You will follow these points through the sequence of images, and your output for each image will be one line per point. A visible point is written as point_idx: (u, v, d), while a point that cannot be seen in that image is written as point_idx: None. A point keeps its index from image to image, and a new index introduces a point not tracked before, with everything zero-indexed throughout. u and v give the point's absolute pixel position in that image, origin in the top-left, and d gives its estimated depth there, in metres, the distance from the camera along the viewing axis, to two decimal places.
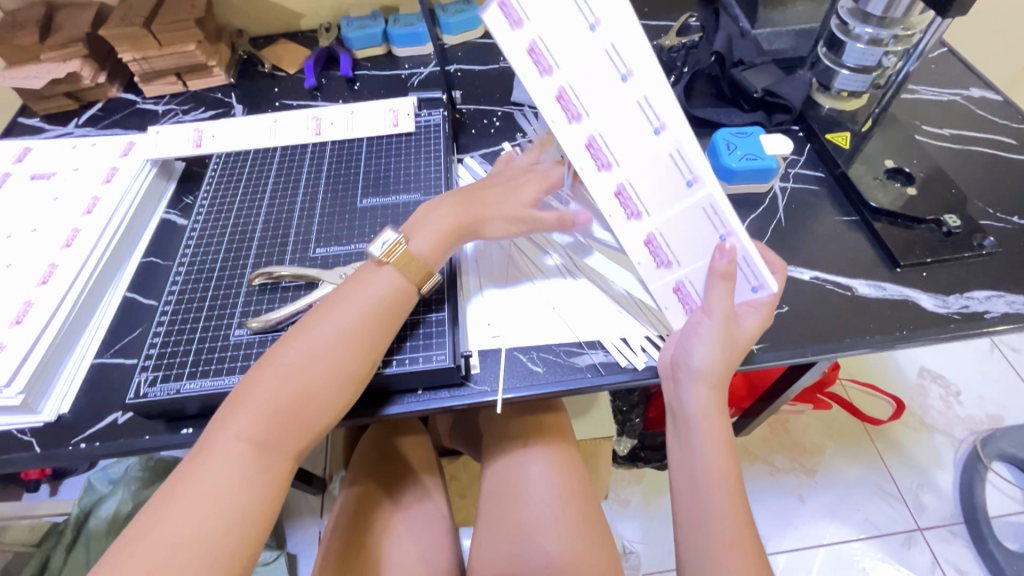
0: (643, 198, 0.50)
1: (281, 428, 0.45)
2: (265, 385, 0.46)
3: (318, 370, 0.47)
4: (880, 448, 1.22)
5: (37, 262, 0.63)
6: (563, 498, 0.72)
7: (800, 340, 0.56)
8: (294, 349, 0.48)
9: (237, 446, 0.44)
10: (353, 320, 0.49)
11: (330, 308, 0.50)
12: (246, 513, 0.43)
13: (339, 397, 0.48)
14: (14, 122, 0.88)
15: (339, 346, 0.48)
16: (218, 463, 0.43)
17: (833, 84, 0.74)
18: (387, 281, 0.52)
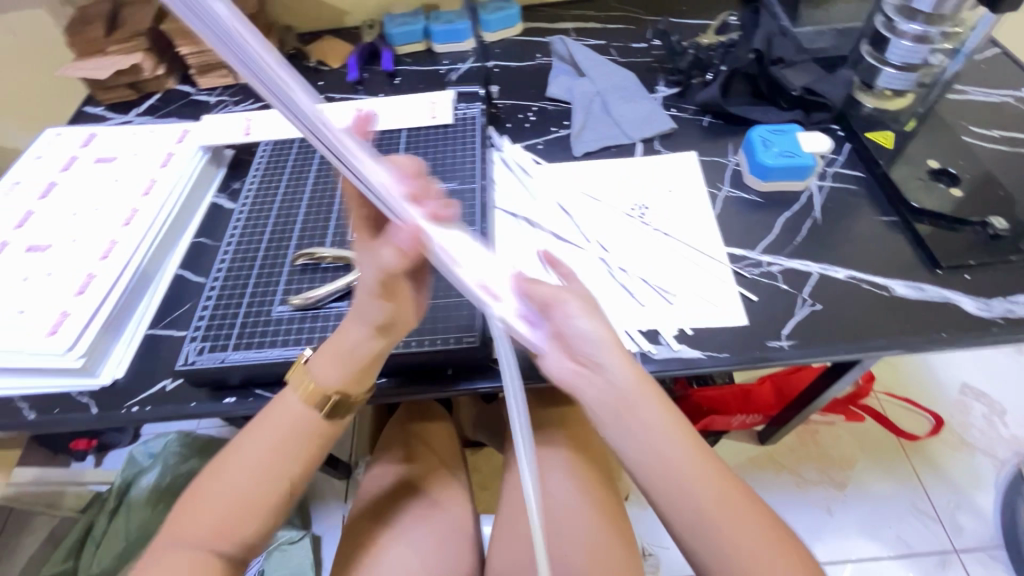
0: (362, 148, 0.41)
1: (233, 522, 0.48)
2: (188, 518, 0.49)
3: (237, 501, 0.49)
4: (915, 465, 1.18)
5: (99, 238, 0.68)
6: (583, 491, 0.72)
7: (833, 338, 0.56)
8: (214, 478, 0.50)
9: (193, 542, 0.47)
10: (264, 450, 0.50)
11: (243, 439, 0.51)
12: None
13: (259, 524, 0.49)
14: (80, 111, 0.94)
15: (259, 474, 0.50)
16: (179, 548, 0.47)
17: (876, 82, 0.73)
18: (297, 407, 0.52)
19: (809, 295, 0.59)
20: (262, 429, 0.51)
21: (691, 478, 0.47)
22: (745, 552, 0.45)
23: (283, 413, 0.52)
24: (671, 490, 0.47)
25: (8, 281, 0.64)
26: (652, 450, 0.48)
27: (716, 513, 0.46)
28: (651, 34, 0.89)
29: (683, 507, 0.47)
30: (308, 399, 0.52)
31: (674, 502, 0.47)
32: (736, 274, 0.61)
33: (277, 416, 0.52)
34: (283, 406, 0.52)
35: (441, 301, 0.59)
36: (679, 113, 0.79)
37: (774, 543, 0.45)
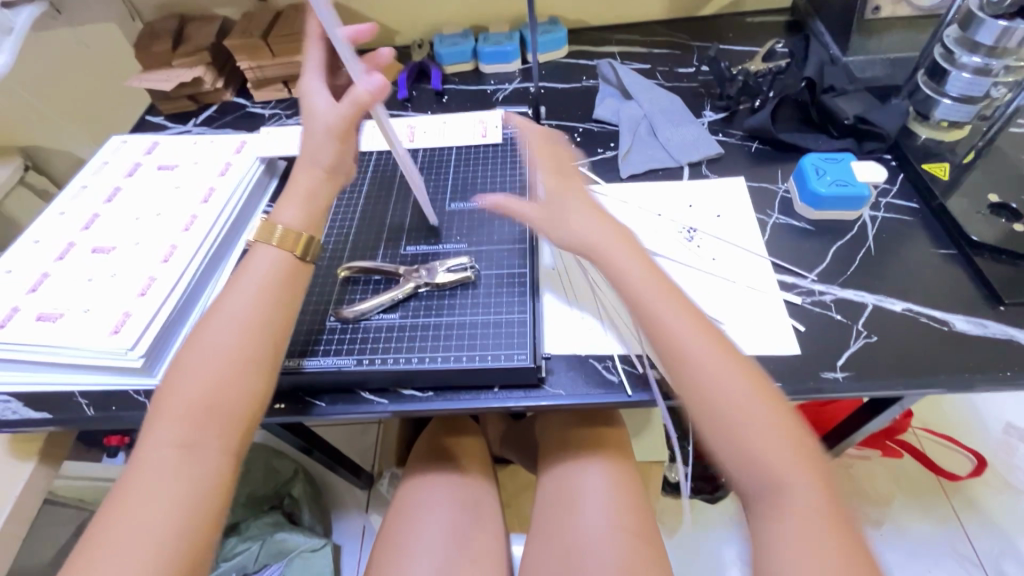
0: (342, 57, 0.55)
1: (209, 431, 0.48)
2: (177, 392, 0.49)
3: (228, 364, 0.50)
4: (955, 506, 1.14)
5: (160, 242, 0.70)
6: (620, 514, 0.71)
7: (890, 373, 0.54)
8: (201, 347, 0.51)
9: (167, 456, 0.47)
10: (254, 306, 0.53)
11: (223, 301, 0.54)
12: (207, 490, 0.47)
13: (257, 382, 0.51)
14: (143, 120, 0.98)
15: (251, 333, 0.52)
16: (155, 469, 0.46)
17: (933, 114, 0.73)
18: (245, 304, 0.53)
19: (864, 327, 0.58)
20: (202, 347, 0.51)
21: (662, 308, 0.51)
22: (722, 385, 0.47)
23: (259, 265, 0.56)
24: (647, 316, 0.51)
25: (73, 280, 0.67)
26: (625, 282, 0.53)
27: (691, 344, 0.49)
28: (698, 60, 0.90)
29: (658, 333, 0.50)
30: (247, 303, 0.53)
31: (647, 325, 0.51)
32: (788, 302, 0.61)
33: (257, 278, 0.55)
34: (257, 258, 0.56)
35: (492, 318, 0.59)
36: (727, 138, 0.79)
37: (741, 374, 0.48)
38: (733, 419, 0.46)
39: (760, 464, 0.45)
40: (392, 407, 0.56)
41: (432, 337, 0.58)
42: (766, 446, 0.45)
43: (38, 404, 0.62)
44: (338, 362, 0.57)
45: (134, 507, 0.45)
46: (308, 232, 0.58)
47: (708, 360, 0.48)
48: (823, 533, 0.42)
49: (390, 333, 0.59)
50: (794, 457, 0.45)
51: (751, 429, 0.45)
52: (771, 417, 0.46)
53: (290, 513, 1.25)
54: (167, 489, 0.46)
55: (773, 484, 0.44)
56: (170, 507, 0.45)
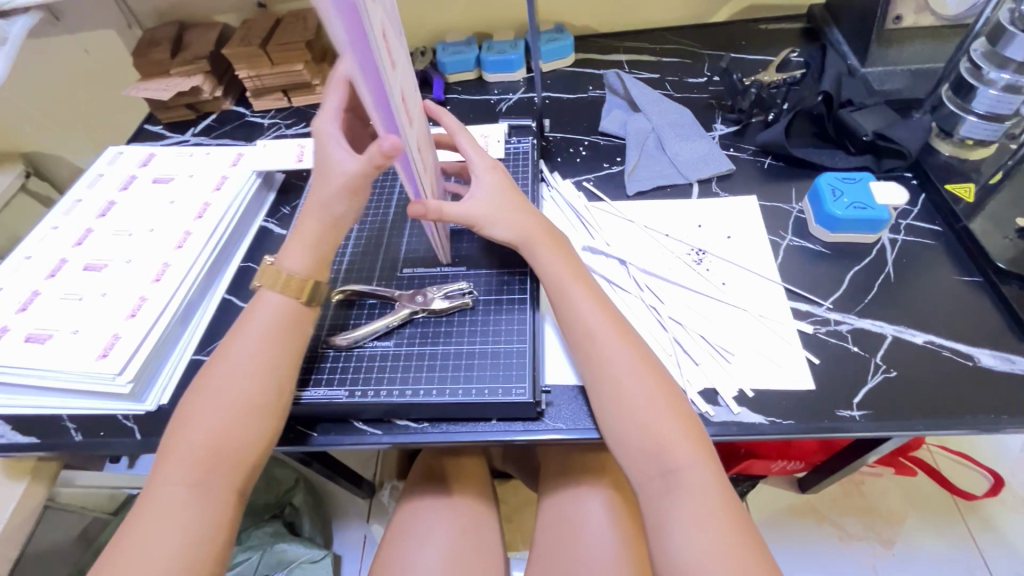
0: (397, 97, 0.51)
1: (213, 480, 0.47)
2: (183, 437, 0.48)
3: (236, 410, 0.49)
4: (971, 526, 1.10)
5: (153, 260, 0.68)
6: (623, 546, 0.67)
7: (911, 411, 0.51)
8: (208, 391, 0.50)
9: (171, 504, 0.46)
10: (260, 349, 0.52)
11: (231, 346, 0.52)
12: (210, 538, 0.45)
13: (261, 428, 0.49)
14: (141, 128, 0.97)
15: (259, 378, 0.50)
16: (157, 517, 0.45)
17: (958, 131, 0.70)
18: (256, 346, 0.52)
19: (883, 360, 0.55)
20: (211, 389, 0.50)
21: (608, 341, 0.51)
22: (650, 415, 0.48)
23: (266, 308, 0.54)
24: (589, 344, 0.52)
25: (64, 300, 0.66)
26: (572, 311, 0.54)
27: (622, 373, 0.50)
28: (709, 70, 0.87)
29: (598, 361, 0.51)
30: (257, 345, 0.52)
31: (585, 353, 0.52)
32: (802, 333, 0.58)
33: (266, 320, 0.53)
34: (265, 301, 0.54)
35: (490, 348, 0.57)
36: (738, 153, 0.76)
37: (671, 408, 0.49)
38: (655, 449, 0.47)
39: (678, 488, 0.46)
40: (386, 439, 0.54)
41: (428, 367, 0.56)
42: (694, 478, 0.46)
43: (26, 428, 0.61)
44: (330, 393, 0.55)
45: (133, 556, 0.44)
46: (315, 278, 0.56)
47: (638, 390, 0.49)
48: (725, 552, 0.43)
49: (383, 362, 0.56)
50: (715, 488, 0.46)
51: (672, 457, 0.47)
52: (694, 449, 0.47)
53: (291, 522, 1.23)
54: (170, 538, 0.44)
55: (683, 504, 0.45)
56: (170, 557, 0.44)
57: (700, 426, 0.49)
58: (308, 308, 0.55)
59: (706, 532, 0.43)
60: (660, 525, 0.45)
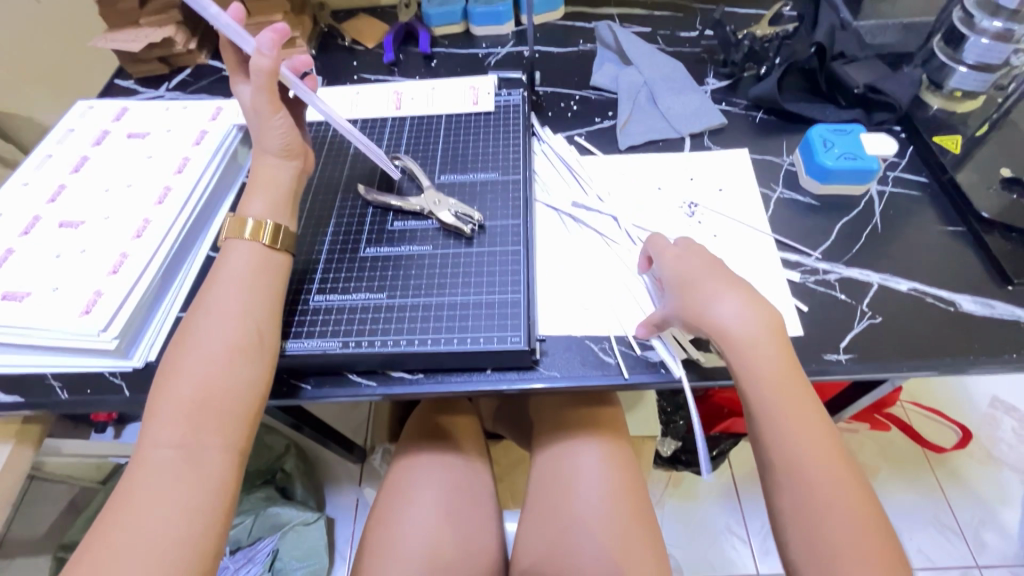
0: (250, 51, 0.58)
1: (208, 433, 0.46)
2: (171, 395, 0.47)
3: (222, 360, 0.48)
4: (939, 477, 1.15)
5: (132, 216, 0.66)
6: (615, 494, 0.69)
7: (895, 355, 0.53)
8: (191, 347, 0.49)
9: (169, 459, 0.45)
10: (242, 301, 0.51)
11: (206, 301, 0.51)
12: (217, 486, 0.45)
13: (251, 375, 0.49)
14: (111, 83, 0.92)
15: (244, 326, 0.50)
16: (156, 475, 0.44)
17: (948, 82, 0.71)
18: (232, 297, 0.51)
19: (868, 307, 0.56)
20: (193, 343, 0.49)
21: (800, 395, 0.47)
22: (787, 403, 0.47)
23: (237, 259, 0.53)
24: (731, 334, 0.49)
25: (40, 257, 0.63)
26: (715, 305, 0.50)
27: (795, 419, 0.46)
28: (702, 23, 0.85)
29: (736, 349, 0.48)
30: (233, 296, 0.51)
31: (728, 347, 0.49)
32: (791, 282, 0.58)
33: (238, 272, 0.52)
34: (236, 252, 0.53)
35: (484, 298, 0.56)
36: (730, 108, 0.75)
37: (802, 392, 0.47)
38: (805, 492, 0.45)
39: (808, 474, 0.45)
40: (381, 390, 0.54)
41: (422, 319, 0.55)
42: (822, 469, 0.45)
43: (9, 387, 0.59)
44: (324, 344, 0.54)
45: (139, 514, 0.43)
46: (277, 221, 0.55)
47: (780, 380, 0.47)
48: (861, 534, 0.43)
49: (377, 312, 0.56)
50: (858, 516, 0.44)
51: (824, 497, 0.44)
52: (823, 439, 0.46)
53: (283, 487, 1.24)
54: (178, 494, 0.44)
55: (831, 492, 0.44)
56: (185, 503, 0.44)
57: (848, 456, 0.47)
58: (280, 253, 0.55)
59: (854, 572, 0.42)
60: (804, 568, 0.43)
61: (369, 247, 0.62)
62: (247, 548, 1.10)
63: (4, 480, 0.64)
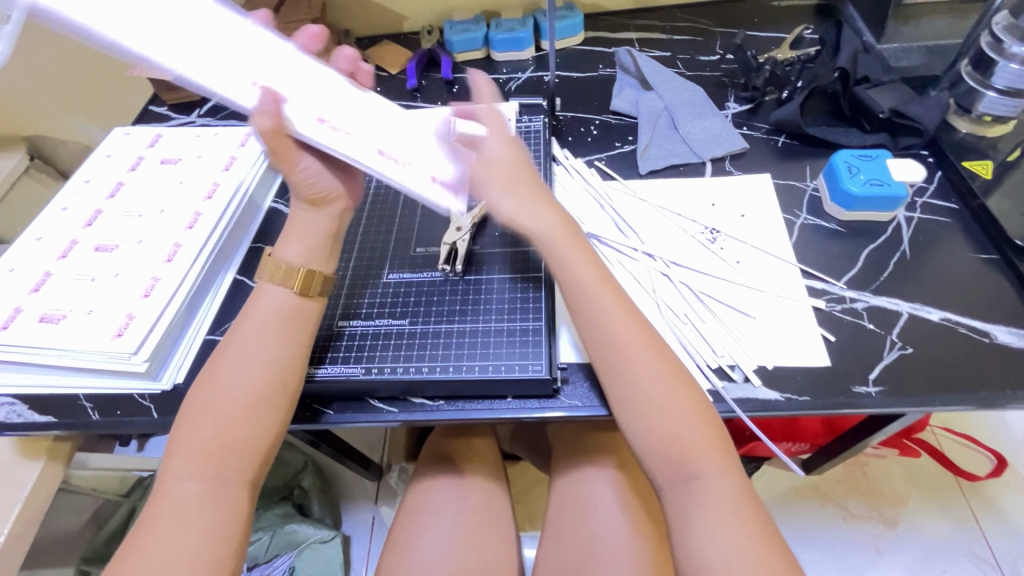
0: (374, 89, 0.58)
1: (228, 466, 0.47)
2: (192, 434, 0.48)
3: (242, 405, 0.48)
4: (973, 506, 1.11)
5: (163, 241, 0.68)
6: (635, 523, 0.67)
7: (927, 388, 0.51)
8: (217, 391, 0.49)
9: (190, 492, 0.46)
10: (270, 338, 0.51)
11: (237, 344, 0.51)
12: (235, 520, 0.46)
13: (270, 420, 0.49)
14: (146, 110, 0.95)
15: (267, 373, 0.50)
16: (177, 506, 0.45)
17: (976, 107, 0.69)
18: (260, 334, 0.52)
19: (898, 337, 0.55)
20: (219, 379, 0.50)
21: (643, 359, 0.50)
22: (675, 421, 0.47)
23: (268, 302, 0.53)
24: (615, 356, 0.51)
25: (76, 280, 0.65)
26: (592, 303, 0.52)
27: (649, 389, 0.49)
28: (721, 47, 0.86)
29: (619, 375, 0.50)
30: (262, 334, 0.51)
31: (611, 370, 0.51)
32: (818, 310, 0.57)
33: (268, 316, 0.52)
34: (267, 296, 0.54)
35: (505, 326, 0.57)
36: (752, 132, 0.75)
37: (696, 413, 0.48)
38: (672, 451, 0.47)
39: (698, 496, 0.46)
40: (402, 417, 0.54)
41: (443, 346, 0.56)
42: (716, 487, 0.46)
43: (43, 407, 0.61)
44: (347, 370, 0.55)
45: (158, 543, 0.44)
46: (311, 267, 0.55)
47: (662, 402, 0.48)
48: (741, 534, 0.44)
49: (400, 339, 0.57)
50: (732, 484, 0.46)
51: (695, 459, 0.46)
52: (716, 455, 0.47)
53: (300, 504, 1.24)
54: (186, 537, 0.44)
55: (710, 516, 0.45)
56: (205, 535, 0.44)
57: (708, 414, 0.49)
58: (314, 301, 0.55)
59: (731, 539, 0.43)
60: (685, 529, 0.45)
61: (391, 272, 0.63)
62: (264, 564, 1.10)
63: (35, 497, 0.65)
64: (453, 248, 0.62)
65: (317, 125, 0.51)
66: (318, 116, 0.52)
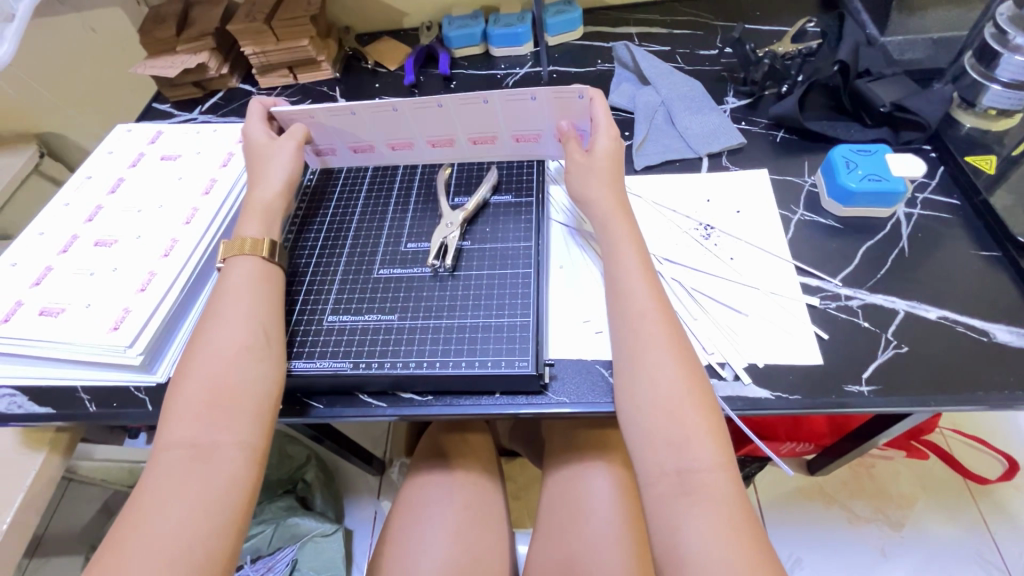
0: (474, 125, 0.66)
1: (221, 429, 0.47)
2: (188, 397, 0.48)
3: (228, 361, 0.49)
4: (982, 509, 1.08)
5: (162, 236, 0.69)
6: (627, 520, 0.67)
7: (921, 388, 0.50)
8: (206, 352, 0.50)
9: (183, 458, 0.45)
10: (254, 305, 0.53)
11: (218, 310, 0.53)
12: (236, 484, 0.45)
13: (267, 382, 0.50)
14: (150, 107, 0.97)
15: (251, 329, 0.52)
16: (173, 474, 0.45)
17: (980, 101, 0.68)
18: (246, 300, 0.53)
19: (894, 336, 0.54)
20: (207, 348, 0.50)
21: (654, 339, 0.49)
22: (682, 410, 0.46)
23: (240, 273, 0.55)
24: (635, 343, 0.50)
25: (76, 274, 0.67)
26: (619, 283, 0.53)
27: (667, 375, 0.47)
28: (722, 41, 0.85)
29: (633, 361, 0.49)
30: (250, 305, 0.53)
31: (629, 356, 0.49)
32: (811, 308, 0.57)
33: (244, 282, 0.55)
34: (238, 268, 0.56)
35: (494, 322, 0.57)
36: (750, 127, 0.74)
37: (700, 405, 0.46)
38: (679, 439, 0.45)
39: (694, 494, 0.43)
40: (391, 411, 0.54)
41: (431, 340, 0.56)
42: (713, 483, 0.43)
43: (42, 398, 0.62)
44: (334, 365, 0.55)
45: (153, 514, 0.43)
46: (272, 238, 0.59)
47: (673, 390, 0.47)
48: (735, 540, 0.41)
49: (388, 334, 0.57)
50: (732, 487, 0.43)
51: (695, 452, 0.44)
52: (718, 450, 0.45)
53: (303, 498, 1.25)
54: (188, 501, 0.43)
55: (700, 512, 0.42)
56: (203, 501, 0.44)
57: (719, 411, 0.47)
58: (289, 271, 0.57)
59: (722, 543, 0.41)
60: (673, 526, 0.42)
61: (382, 268, 0.63)
62: (268, 556, 1.12)
63: (37, 486, 0.66)
64: (443, 243, 0.62)
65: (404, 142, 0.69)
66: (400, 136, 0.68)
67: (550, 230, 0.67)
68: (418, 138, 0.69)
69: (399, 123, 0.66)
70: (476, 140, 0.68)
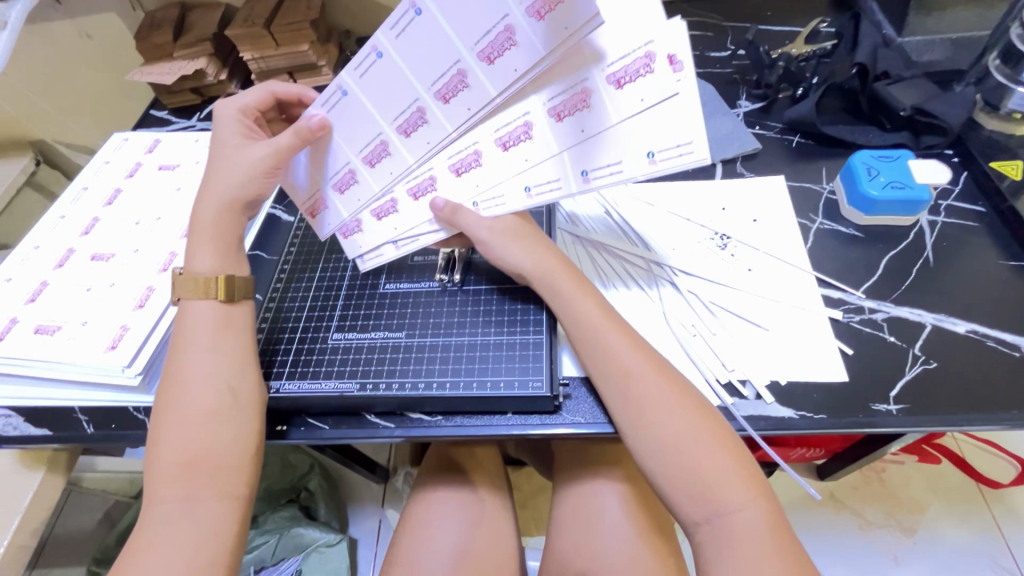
0: (393, 98, 0.50)
1: (207, 474, 0.45)
2: (163, 449, 0.46)
3: (199, 418, 0.46)
4: (995, 514, 1.05)
5: (160, 249, 0.67)
6: (641, 535, 0.65)
7: (953, 407, 0.48)
8: (176, 404, 0.47)
9: (172, 505, 0.44)
10: (220, 333, 0.50)
11: (179, 363, 0.49)
12: (224, 527, 0.44)
13: (245, 418, 0.48)
14: (148, 114, 0.94)
15: (220, 385, 0.48)
16: (165, 521, 0.44)
17: (1005, 104, 0.66)
18: (205, 324, 0.50)
19: (922, 351, 0.52)
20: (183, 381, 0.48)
21: (647, 380, 0.48)
22: (698, 452, 0.45)
23: (198, 317, 0.51)
24: (638, 381, 0.48)
25: (72, 290, 0.65)
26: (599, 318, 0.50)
27: (674, 416, 0.46)
28: (733, 42, 0.82)
29: (638, 403, 0.47)
30: (211, 330, 0.50)
31: (635, 394, 0.47)
32: (834, 322, 0.55)
33: (203, 329, 0.50)
34: (194, 313, 0.51)
35: (506, 339, 0.55)
36: (764, 131, 0.71)
37: (716, 439, 0.45)
38: (704, 481, 0.44)
39: (727, 535, 0.42)
40: (400, 433, 0.52)
41: (439, 359, 0.54)
42: (742, 520, 0.43)
43: (39, 420, 0.60)
44: (340, 386, 0.53)
45: (148, 560, 0.42)
46: (229, 273, 0.52)
47: (683, 430, 0.45)
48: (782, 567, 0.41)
49: (395, 353, 0.55)
50: (766, 519, 0.43)
51: (723, 491, 0.43)
52: (743, 487, 0.44)
53: (307, 507, 1.22)
54: (182, 546, 0.43)
55: (734, 554, 0.42)
56: (188, 548, 0.43)
57: (737, 443, 0.46)
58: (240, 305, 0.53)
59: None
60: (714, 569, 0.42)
61: (388, 283, 0.61)
62: (270, 568, 1.09)
63: (34, 508, 0.64)
64: (451, 255, 0.61)
65: (372, 134, 0.52)
66: (378, 132, 0.52)
67: (561, 241, 0.64)
68: (385, 130, 0.51)
69: (349, 113, 0.52)
70: (444, 94, 0.48)
